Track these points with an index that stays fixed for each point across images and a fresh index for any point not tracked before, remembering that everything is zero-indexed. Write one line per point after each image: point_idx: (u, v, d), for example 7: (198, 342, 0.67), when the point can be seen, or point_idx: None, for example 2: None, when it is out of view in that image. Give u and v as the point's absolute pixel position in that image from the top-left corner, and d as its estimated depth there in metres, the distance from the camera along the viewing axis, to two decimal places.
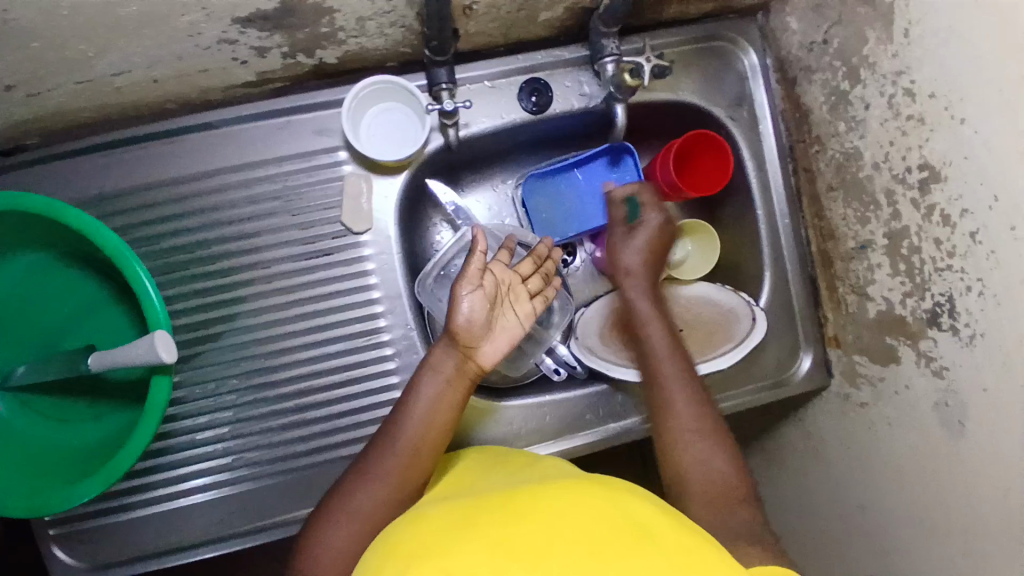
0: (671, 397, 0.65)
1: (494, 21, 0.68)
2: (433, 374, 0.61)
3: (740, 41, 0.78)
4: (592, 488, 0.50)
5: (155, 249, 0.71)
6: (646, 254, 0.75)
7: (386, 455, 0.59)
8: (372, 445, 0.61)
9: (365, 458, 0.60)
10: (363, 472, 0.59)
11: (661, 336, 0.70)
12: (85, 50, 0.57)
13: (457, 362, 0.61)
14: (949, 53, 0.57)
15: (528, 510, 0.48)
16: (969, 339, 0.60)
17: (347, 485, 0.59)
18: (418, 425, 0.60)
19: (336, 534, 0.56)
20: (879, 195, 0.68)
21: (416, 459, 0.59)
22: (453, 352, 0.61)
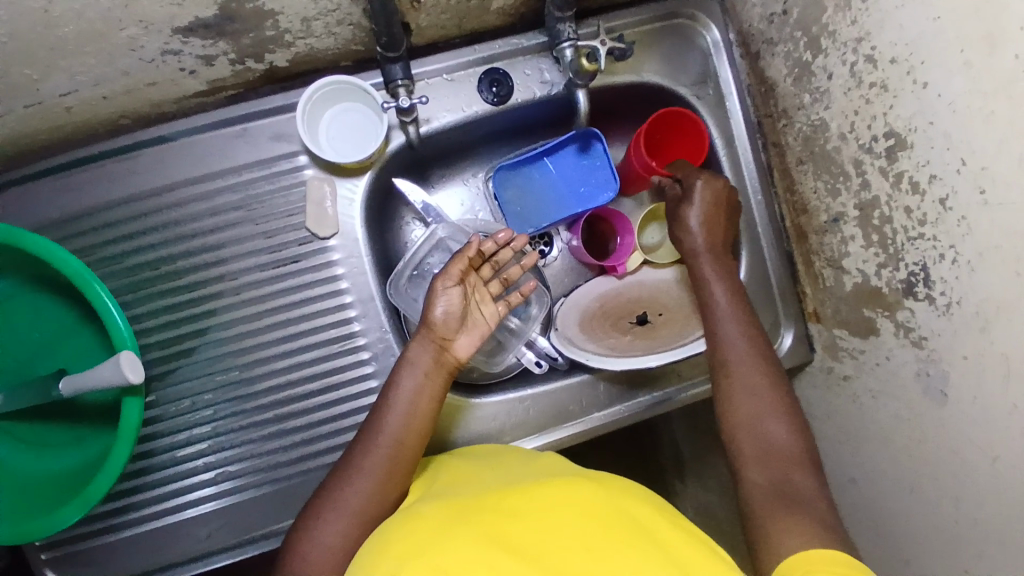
0: (741, 358, 0.64)
1: (445, 13, 0.67)
2: (411, 368, 0.61)
3: (701, 17, 0.77)
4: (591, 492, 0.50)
5: (120, 268, 0.70)
6: (708, 217, 0.71)
7: (370, 450, 0.58)
8: (356, 444, 0.59)
9: (348, 458, 0.59)
10: (349, 470, 0.57)
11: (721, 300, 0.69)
12: (27, 73, 0.55)
13: (435, 352, 0.62)
14: (907, 17, 0.56)
15: (524, 511, 0.48)
16: (945, 307, 0.59)
17: (331, 484, 0.57)
18: (399, 421, 0.59)
19: (323, 533, 0.54)
20: (848, 166, 0.67)
21: (399, 455, 0.58)
22: (431, 343, 0.62)
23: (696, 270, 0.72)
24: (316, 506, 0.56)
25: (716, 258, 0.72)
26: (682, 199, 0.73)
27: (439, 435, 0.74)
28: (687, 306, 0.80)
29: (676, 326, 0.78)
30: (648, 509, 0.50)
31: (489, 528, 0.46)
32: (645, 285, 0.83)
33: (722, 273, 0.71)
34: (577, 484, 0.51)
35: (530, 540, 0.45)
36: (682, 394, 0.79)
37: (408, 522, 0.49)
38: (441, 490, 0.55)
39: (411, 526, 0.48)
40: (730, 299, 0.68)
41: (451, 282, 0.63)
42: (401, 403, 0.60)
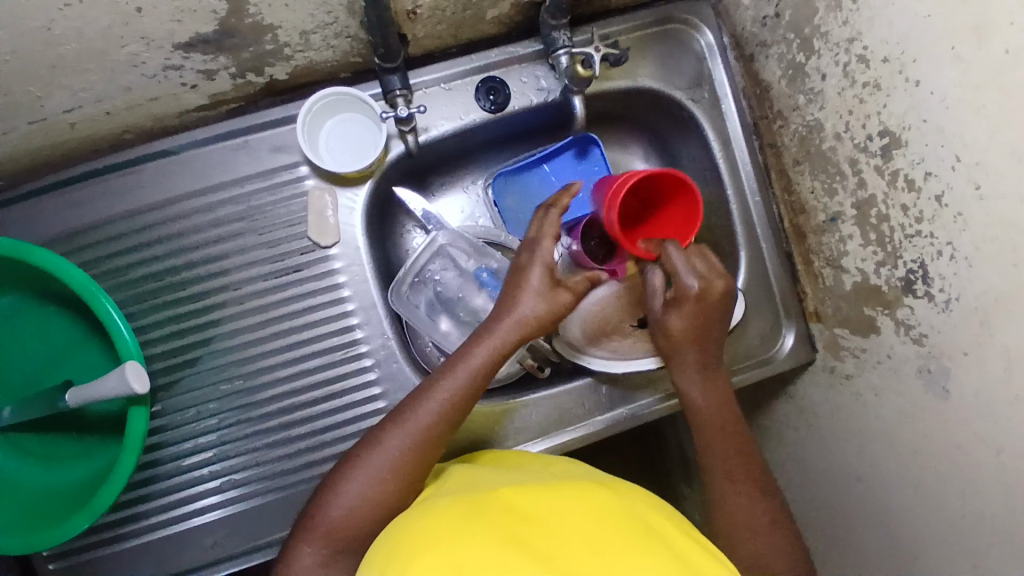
0: (734, 485, 0.63)
1: (441, 23, 0.68)
2: (488, 346, 0.62)
3: (695, 21, 0.77)
4: (595, 495, 0.51)
5: (124, 280, 0.71)
6: (694, 326, 0.70)
7: (430, 404, 0.59)
8: (404, 404, 0.61)
9: (395, 412, 0.60)
10: (394, 426, 0.59)
11: (713, 430, 0.67)
12: (31, 90, 0.57)
13: (508, 342, 0.62)
14: (898, 15, 0.56)
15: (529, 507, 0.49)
16: (945, 304, 0.59)
17: (371, 437, 0.60)
18: (453, 397, 0.60)
19: (352, 488, 0.56)
20: (844, 165, 0.67)
21: (442, 429, 0.59)
22: (502, 334, 0.62)
23: (685, 392, 0.70)
24: (352, 459, 0.58)
25: (705, 378, 0.70)
26: (670, 304, 0.71)
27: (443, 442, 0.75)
28: None
29: None
30: (656, 515, 0.51)
31: (496, 525, 0.47)
32: None
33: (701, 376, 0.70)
34: (585, 490, 0.51)
35: (534, 531, 0.46)
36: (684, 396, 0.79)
37: (421, 518, 0.50)
38: (455, 489, 0.56)
39: (422, 522, 0.49)
40: (721, 430, 0.67)
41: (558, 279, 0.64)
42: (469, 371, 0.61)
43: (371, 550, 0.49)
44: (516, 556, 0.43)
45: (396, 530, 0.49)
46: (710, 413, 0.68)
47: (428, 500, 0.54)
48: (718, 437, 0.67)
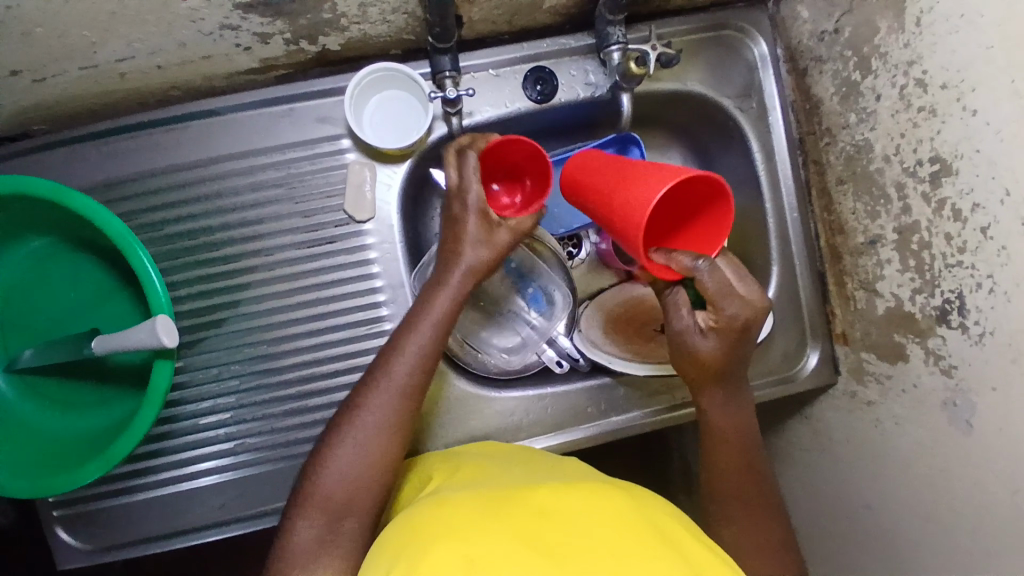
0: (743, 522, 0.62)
1: (498, 8, 0.67)
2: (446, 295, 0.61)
3: (751, 30, 0.77)
4: (613, 495, 0.51)
5: (159, 235, 0.71)
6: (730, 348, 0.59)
7: (399, 360, 0.59)
8: (372, 371, 0.60)
9: (366, 379, 0.60)
10: (369, 393, 0.58)
11: (733, 458, 0.64)
12: (87, 36, 0.57)
13: (461, 291, 0.62)
14: (961, 42, 0.55)
15: (546, 504, 0.49)
16: (978, 337, 0.58)
17: (348, 408, 0.59)
18: (416, 353, 0.59)
19: (341, 460, 0.56)
20: (890, 189, 0.66)
21: (412, 388, 0.59)
22: (457, 286, 0.62)
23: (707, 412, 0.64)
24: (335, 431, 0.58)
25: (729, 398, 0.64)
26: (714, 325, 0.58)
27: (457, 427, 0.75)
28: None
29: None
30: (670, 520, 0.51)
31: (515, 523, 0.47)
32: None
33: (723, 399, 0.63)
34: (603, 490, 0.51)
35: (551, 531, 0.46)
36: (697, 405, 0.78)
37: (434, 508, 0.50)
38: (466, 482, 0.55)
39: (437, 512, 0.49)
40: (727, 463, 0.63)
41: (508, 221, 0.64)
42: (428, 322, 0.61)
43: (383, 537, 0.50)
44: (533, 557, 0.44)
45: (408, 520, 0.50)
46: (731, 438, 0.64)
47: (440, 491, 0.54)
48: (727, 460, 0.64)
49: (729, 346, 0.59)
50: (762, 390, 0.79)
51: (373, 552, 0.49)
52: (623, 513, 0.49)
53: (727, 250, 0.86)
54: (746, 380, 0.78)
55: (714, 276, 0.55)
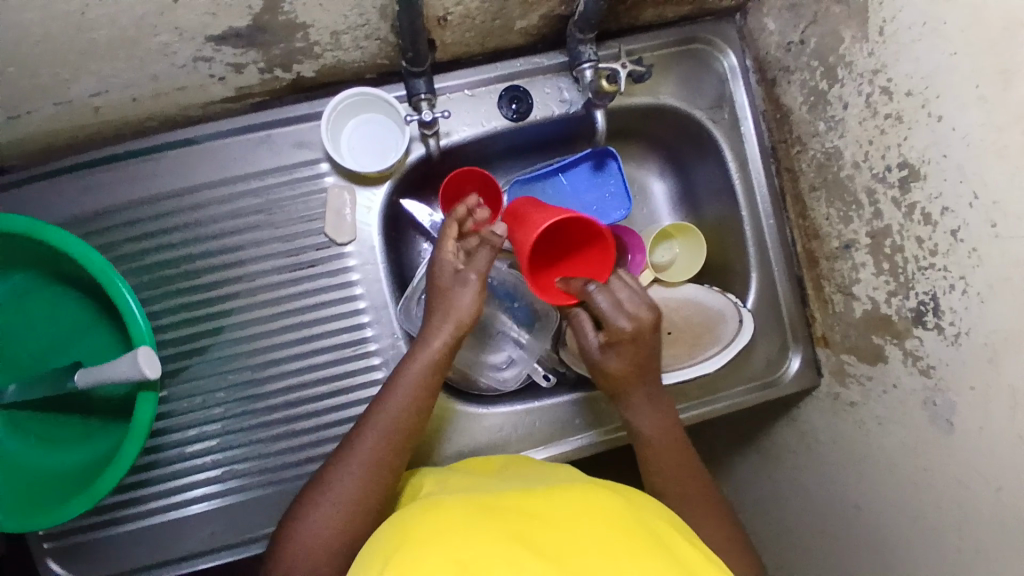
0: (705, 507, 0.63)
1: (471, 31, 0.68)
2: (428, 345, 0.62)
3: (719, 43, 0.78)
4: (601, 495, 0.51)
5: (141, 265, 0.71)
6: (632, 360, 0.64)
7: (382, 417, 0.60)
8: (363, 420, 0.61)
9: (352, 435, 0.61)
10: (355, 449, 0.59)
11: (668, 461, 0.64)
12: (59, 72, 0.57)
13: (451, 341, 0.63)
14: (923, 50, 0.57)
15: (535, 507, 0.50)
16: (954, 337, 0.59)
17: (333, 464, 0.59)
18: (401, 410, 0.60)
19: (321, 513, 0.56)
20: (861, 195, 0.68)
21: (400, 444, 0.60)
22: (442, 340, 0.63)
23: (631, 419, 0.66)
24: (318, 486, 0.58)
25: (653, 405, 0.66)
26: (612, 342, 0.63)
27: (448, 446, 0.75)
28: (693, 326, 0.82)
29: (682, 346, 0.81)
30: (657, 519, 0.52)
31: (508, 524, 0.47)
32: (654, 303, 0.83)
33: (649, 405, 0.66)
34: (595, 493, 0.52)
35: (540, 531, 0.47)
36: (687, 414, 0.78)
37: (427, 510, 0.51)
38: (460, 488, 0.57)
39: (430, 515, 0.50)
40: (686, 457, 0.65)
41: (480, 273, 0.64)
42: (414, 376, 0.61)
43: (375, 536, 0.50)
44: (523, 552, 0.44)
45: (400, 520, 0.50)
46: (665, 443, 0.65)
47: (435, 495, 0.55)
48: (671, 468, 0.64)
49: (630, 357, 0.64)
50: (737, 398, 0.80)
51: (364, 550, 0.49)
52: (611, 512, 0.50)
53: (707, 258, 0.87)
54: (733, 386, 0.80)
55: (606, 297, 0.63)
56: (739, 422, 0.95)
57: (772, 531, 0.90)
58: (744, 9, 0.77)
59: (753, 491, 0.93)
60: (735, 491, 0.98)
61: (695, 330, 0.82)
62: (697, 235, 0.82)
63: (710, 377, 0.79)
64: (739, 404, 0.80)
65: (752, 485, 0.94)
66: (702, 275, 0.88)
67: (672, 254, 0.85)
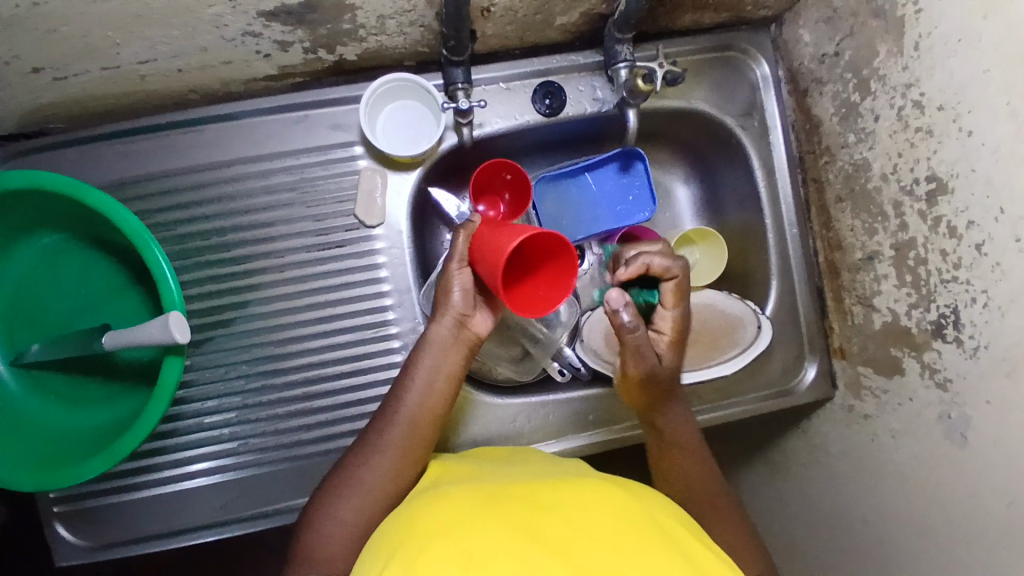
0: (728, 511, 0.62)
1: (511, 24, 0.69)
2: (434, 348, 0.63)
3: (753, 52, 0.79)
4: (612, 492, 0.51)
5: (173, 235, 0.72)
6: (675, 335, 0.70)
7: (390, 425, 0.60)
8: (373, 426, 0.61)
9: (368, 432, 0.61)
10: (369, 445, 0.60)
11: (699, 465, 0.65)
12: (111, 36, 0.58)
13: (456, 343, 0.63)
14: (957, 65, 0.58)
15: (546, 501, 0.49)
16: (973, 350, 0.60)
17: (350, 461, 0.60)
18: (415, 404, 0.61)
19: (340, 508, 0.57)
20: (887, 207, 0.68)
21: (416, 434, 0.60)
22: (447, 342, 0.63)
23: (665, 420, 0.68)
24: (334, 483, 0.59)
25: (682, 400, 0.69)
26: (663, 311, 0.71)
27: (462, 433, 0.75)
28: (711, 331, 0.82)
29: (699, 349, 0.80)
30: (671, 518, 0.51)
31: (515, 519, 0.47)
32: None
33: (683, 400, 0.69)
34: (607, 489, 0.51)
35: (550, 525, 0.47)
36: (701, 417, 0.78)
37: (434, 505, 0.51)
38: (468, 478, 0.56)
39: (439, 509, 0.50)
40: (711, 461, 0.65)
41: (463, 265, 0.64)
42: (420, 380, 0.62)
43: (382, 530, 0.51)
44: (531, 548, 0.44)
45: (408, 516, 0.51)
46: (693, 449, 0.66)
47: (440, 486, 0.55)
48: (699, 474, 0.65)
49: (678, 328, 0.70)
50: (741, 408, 0.80)
51: (370, 544, 0.50)
52: (623, 508, 0.49)
53: (728, 265, 0.88)
54: (745, 393, 0.80)
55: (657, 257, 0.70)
56: (748, 432, 0.96)
57: (777, 543, 0.90)
58: (780, 21, 0.78)
59: (760, 501, 0.93)
60: (740, 501, 0.98)
61: (713, 335, 0.81)
62: (719, 241, 0.83)
63: (724, 382, 0.79)
64: (745, 413, 0.80)
65: (758, 496, 0.94)
66: (721, 282, 0.88)
67: (693, 260, 0.86)
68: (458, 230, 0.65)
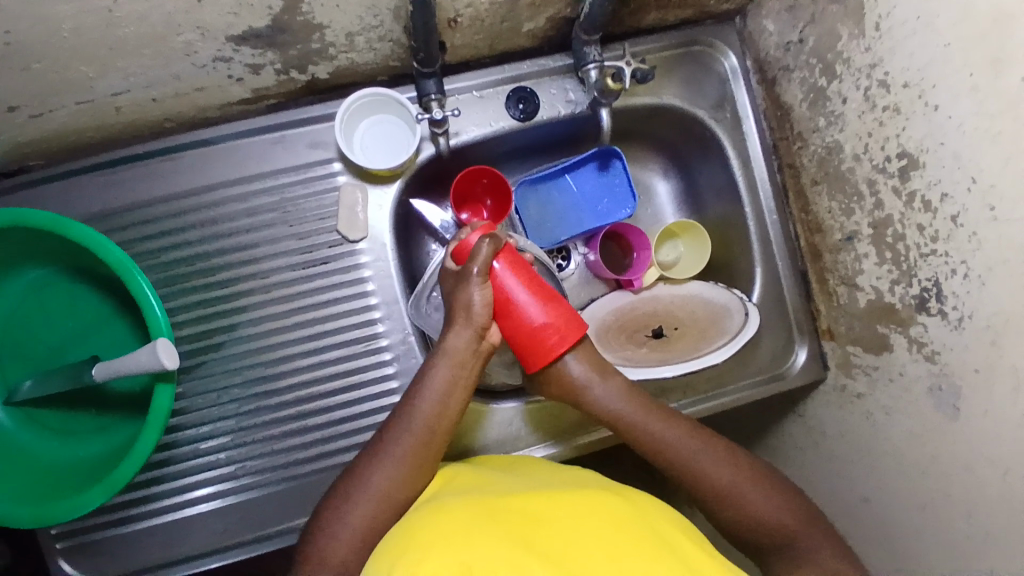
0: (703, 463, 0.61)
1: (479, 34, 0.70)
2: (446, 358, 0.62)
3: (720, 45, 0.80)
4: (612, 501, 0.51)
5: (159, 262, 0.72)
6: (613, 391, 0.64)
7: (403, 435, 0.59)
8: (386, 429, 0.61)
9: (378, 440, 0.60)
10: (376, 456, 0.59)
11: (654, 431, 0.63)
12: (84, 70, 0.59)
13: (473, 362, 0.63)
14: (918, 42, 0.59)
15: (545, 511, 0.49)
16: (958, 322, 0.60)
17: (358, 468, 0.59)
18: (429, 410, 0.60)
19: (347, 517, 0.56)
20: (862, 186, 0.69)
21: (428, 442, 0.60)
22: (465, 358, 0.62)
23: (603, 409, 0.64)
24: (342, 492, 0.58)
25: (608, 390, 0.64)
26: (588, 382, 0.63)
27: (456, 440, 0.75)
28: (700, 321, 0.82)
29: (691, 341, 0.79)
30: (673, 527, 0.51)
31: (512, 527, 0.47)
32: (661, 300, 0.85)
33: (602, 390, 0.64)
34: (607, 498, 0.52)
35: (550, 538, 0.47)
36: (696, 407, 0.79)
37: (435, 516, 0.50)
38: (465, 488, 0.56)
39: (439, 518, 0.50)
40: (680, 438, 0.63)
41: (485, 279, 0.62)
42: (432, 390, 0.61)
43: (382, 543, 0.50)
44: (532, 561, 0.44)
45: (409, 527, 0.50)
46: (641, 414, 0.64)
47: (439, 498, 0.55)
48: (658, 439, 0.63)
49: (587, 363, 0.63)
50: (696, 407, 0.79)
51: (373, 556, 0.49)
52: (622, 519, 0.49)
53: (712, 256, 0.88)
54: (738, 380, 0.80)
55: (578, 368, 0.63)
56: (746, 420, 0.96)
57: None
58: (743, 12, 0.80)
59: None
60: None
61: (702, 325, 0.81)
62: (704, 235, 0.84)
63: (717, 371, 0.80)
64: (697, 412, 0.79)
65: None
66: (706, 273, 0.89)
67: (677, 253, 0.88)
68: (483, 242, 0.62)
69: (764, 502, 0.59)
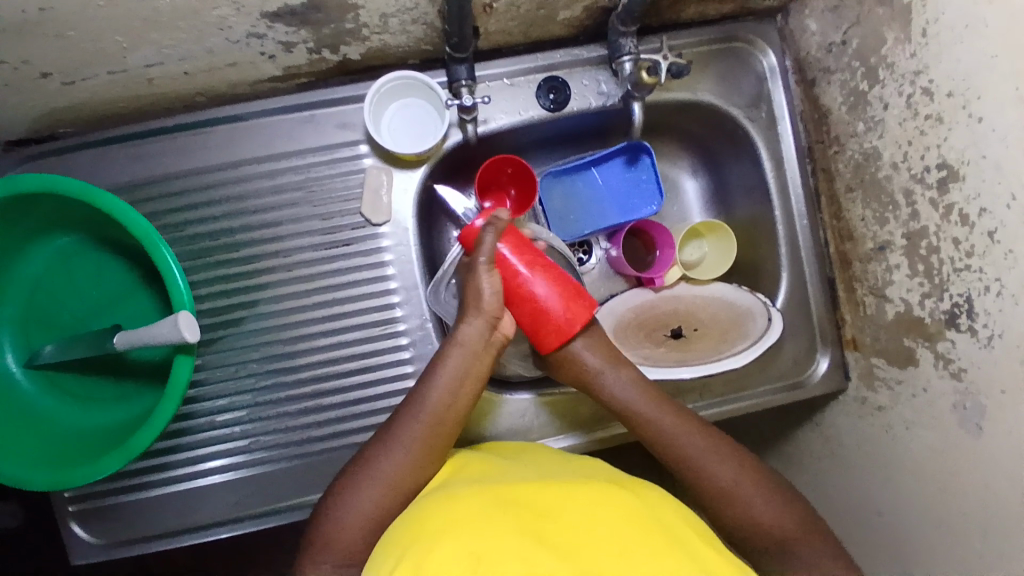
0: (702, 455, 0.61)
1: (514, 20, 0.69)
2: (459, 348, 0.62)
3: (759, 42, 0.79)
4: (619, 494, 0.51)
5: (183, 236, 0.73)
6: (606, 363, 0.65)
7: (411, 420, 0.60)
8: (397, 415, 0.61)
9: (389, 424, 0.61)
10: (385, 440, 0.59)
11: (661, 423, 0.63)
12: (119, 41, 0.59)
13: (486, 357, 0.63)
14: (964, 51, 0.57)
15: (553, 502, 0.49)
16: (988, 340, 0.59)
17: (368, 453, 0.59)
18: (439, 397, 0.60)
19: (356, 501, 0.56)
20: (898, 195, 0.67)
21: (438, 426, 0.60)
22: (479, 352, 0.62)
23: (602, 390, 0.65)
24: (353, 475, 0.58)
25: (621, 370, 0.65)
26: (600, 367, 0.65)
27: (469, 427, 0.75)
28: (720, 322, 0.80)
29: (709, 343, 0.78)
30: (683, 522, 0.51)
31: (518, 518, 0.47)
32: (681, 299, 0.84)
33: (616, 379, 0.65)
34: (614, 491, 0.51)
35: (557, 528, 0.47)
36: (712, 409, 0.78)
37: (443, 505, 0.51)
38: (476, 476, 0.56)
39: (446, 509, 0.50)
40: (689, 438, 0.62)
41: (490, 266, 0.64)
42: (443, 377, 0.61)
43: (391, 532, 0.50)
44: (539, 551, 0.44)
45: (417, 516, 0.50)
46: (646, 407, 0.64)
47: (447, 487, 0.55)
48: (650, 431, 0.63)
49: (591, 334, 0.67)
50: (707, 411, 0.78)
51: (380, 545, 0.50)
52: (628, 511, 0.49)
53: (737, 257, 0.87)
54: (757, 386, 0.79)
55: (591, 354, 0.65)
56: (761, 425, 0.95)
57: None
58: (786, 10, 0.78)
59: None
60: None
61: (722, 326, 0.79)
62: (729, 235, 0.82)
63: (736, 374, 0.79)
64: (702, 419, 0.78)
65: None
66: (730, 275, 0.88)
67: (702, 253, 0.86)
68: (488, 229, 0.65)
69: (768, 505, 0.58)
